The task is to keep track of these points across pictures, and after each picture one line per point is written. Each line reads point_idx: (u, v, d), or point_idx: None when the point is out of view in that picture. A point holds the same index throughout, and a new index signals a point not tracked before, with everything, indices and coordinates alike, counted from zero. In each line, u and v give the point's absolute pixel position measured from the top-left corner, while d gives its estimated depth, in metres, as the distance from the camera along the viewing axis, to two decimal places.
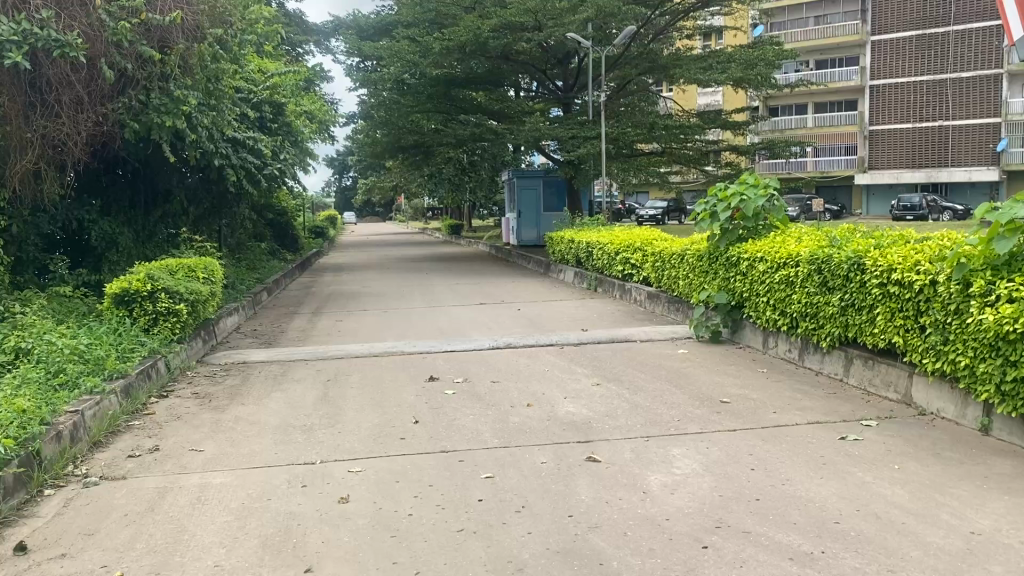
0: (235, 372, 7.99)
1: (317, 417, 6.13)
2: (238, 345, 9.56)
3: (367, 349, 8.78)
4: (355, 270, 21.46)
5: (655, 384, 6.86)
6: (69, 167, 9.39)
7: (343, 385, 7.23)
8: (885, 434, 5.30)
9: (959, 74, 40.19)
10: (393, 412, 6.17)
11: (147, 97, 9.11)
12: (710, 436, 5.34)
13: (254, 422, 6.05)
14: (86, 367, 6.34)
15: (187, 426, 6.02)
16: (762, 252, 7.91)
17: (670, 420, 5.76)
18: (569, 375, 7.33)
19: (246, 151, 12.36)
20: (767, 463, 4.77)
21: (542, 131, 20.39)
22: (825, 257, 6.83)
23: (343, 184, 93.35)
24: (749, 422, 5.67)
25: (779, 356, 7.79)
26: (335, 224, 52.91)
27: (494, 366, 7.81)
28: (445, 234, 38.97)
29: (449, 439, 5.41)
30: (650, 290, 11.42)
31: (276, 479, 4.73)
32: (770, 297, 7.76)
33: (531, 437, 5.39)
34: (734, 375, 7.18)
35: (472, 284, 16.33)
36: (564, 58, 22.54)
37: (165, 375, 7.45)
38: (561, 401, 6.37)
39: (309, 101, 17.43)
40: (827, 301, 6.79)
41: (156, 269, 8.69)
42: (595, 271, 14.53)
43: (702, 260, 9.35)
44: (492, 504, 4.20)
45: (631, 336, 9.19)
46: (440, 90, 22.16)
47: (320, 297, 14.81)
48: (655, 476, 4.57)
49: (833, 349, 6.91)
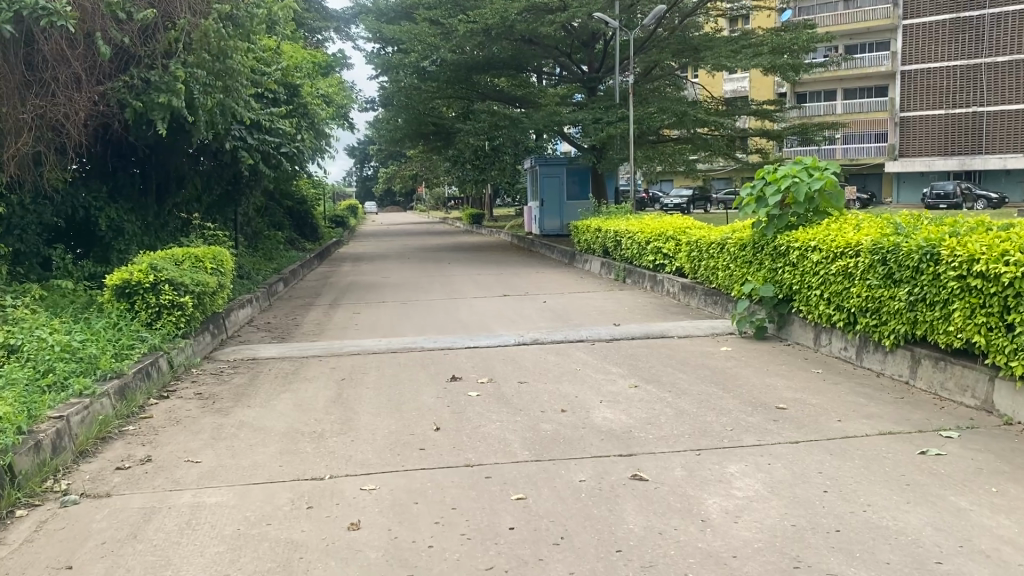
0: (244, 369, 7.45)
1: (327, 422, 5.56)
2: (249, 339, 9.01)
3: (384, 346, 8.21)
4: (374, 260, 20.89)
5: (699, 386, 6.24)
6: (70, 150, 8.88)
7: (358, 385, 6.67)
8: (971, 448, 4.63)
9: (994, 58, 38.74)
10: (412, 417, 5.59)
11: (147, 75, 8.67)
12: (771, 449, 4.73)
13: (259, 429, 5.49)
14: (77, 366, 5.80)
15: (185, 433, 5.47)
16: (816, 241, 7.24)
17: (722, 429, 5.14)
18: (603, 375, 6.72)
19: (260, 133, 11.79)
20: (842, 484, 4.14)
21: (562, 117, 19.87)
22: (892, 246, 6.16)
23: (364, 173, 92.90)
24: (811, 433, 5.03)
25: (833, 354, 7.15)
26: (356, 214, 52.35)
27: (521, 364, 7.20)
28: (466, 223, 38.32)
29: (474, 450, 4.81)
30: (684, 281, 10.79)
31: (278, 498, 4.15)
32: (824, 290, 7.10)
33: (567, 449, 4.79)
34: (787, 376, 6.54)
35: (494, 275, 15.70)
36: (589, 42, 21.82)
37: (167, 373, 6.94)
38: (597, 406, 5.75)
39: (329, 84, 16.82)
40: (893, 295, 6.13)
41: (160, 259, 8.13)
42: (623, 260, 13.90)
43: (745, 249, 8.70)
44: (525, 534, 3.60)
45: (667, 330, 8.56)
46: (461, 76, 21.51)
47: (338, 288, 14.26)
48: (714, 500, 3.96)
49: (898, 347, 6.25)
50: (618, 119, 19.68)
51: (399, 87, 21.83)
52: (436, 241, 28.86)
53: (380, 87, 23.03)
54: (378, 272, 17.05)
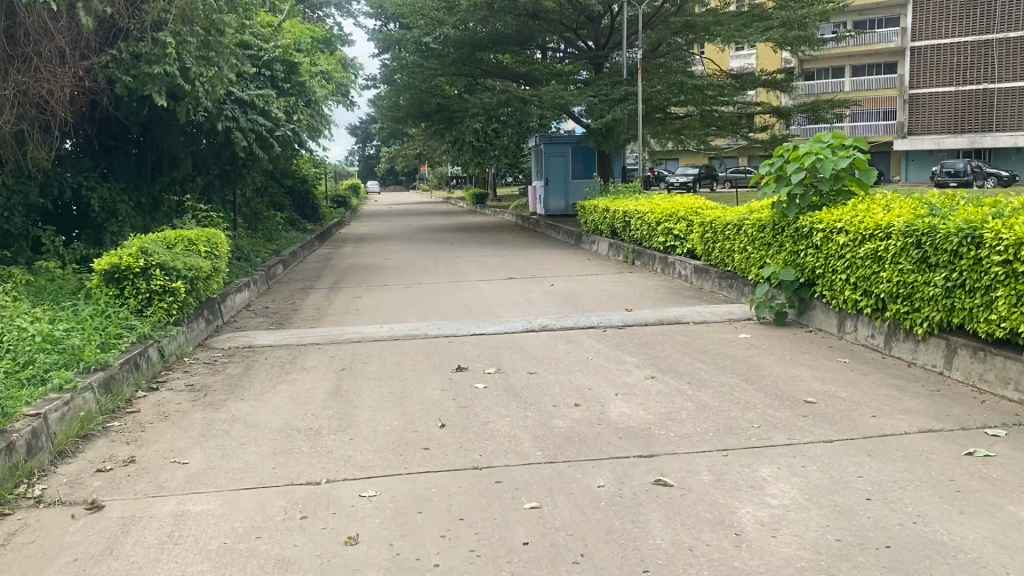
0: (239, 358, 7.09)
1: (325, 418, 5.21)
2: (246, 325, 8.65)
3: (387, 332, 7.85)
4: (376, 241, 20.53)
5: (720, 378, 5.88)
6: (54, 128, 8.48)
7: (358, 375, 6.32)
8: (1022, 448, 4.26)
9: (1006, 35, 38.13)
10: (416, 412, 5.24)
11: (135, 48, 8.26)
12: (804, 450, 4.37)
13: (253, 425, 5.14)
14: (60, 358, 5.45)
15: (174, 429, 5.13)
16: (843, 222, 6.84)
17: (748, 426, 4.78)
18: (617, 365, 6.35)
19: (256, 113, 11.35)
20: (886, 491, 3.78)
21: (568, 97, 19.25)
22: (927, 229, 5.78)
23: (367, 152, 92.45)
24: (845, 431, 4.66)
25: (859, 342, 6.78)
26: (359, 194, 52.02)
27: (529, 353, 6.84)
28: (469, 203, 37.84)
29: (482, 451, 4.46)
30: (696, 264, 10.42)
31: (270, 507, 3.81)
32: (850, 275, 6.73)
33: (583, 449, 4.44)
34: (813, 366, 6.17)
35: (498, 257, 15.32)
36: (595, 17, 21.13)
37: (157, 363, 6.60)
38: (613, 400, 5.39)
39: (329, 62, 16.22)
40: (927, 281, 5.75)
41: (151, 242, 7.78)
42: (633, 242, 13.50)
43: (764, 231, 8.30)
44: (541, 551, 3.26)
45: (681, 316, 8.19)
46: (465, 53, 21.14)
47: (340, 270, 13.89)
48: (748, 509, 3.61)
49: (931, 336, 5.88)
50: (625, 96, 19.28)
51: (402, 66, 21.40)
52: (439, 221, 28.45)
53: (383, 64, 22.51)
54: (381, 254, 16.68)
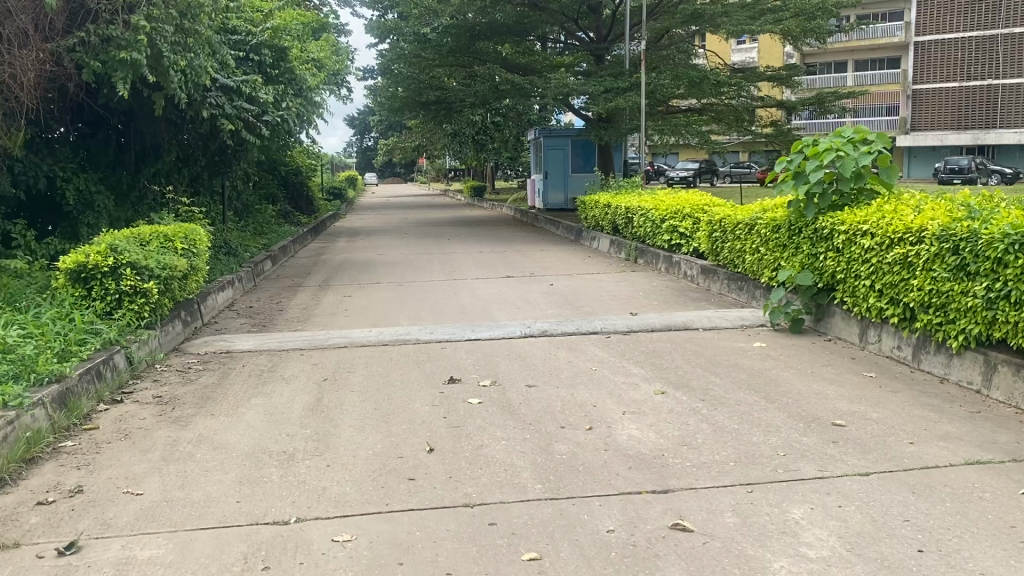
0: (214, 366, 6.55)
1: (301, 439, 4.69)
2: (226, 327, 8.12)
3: (375, 337, 7.32)
4: (370, 234, 19.99)
5: (736, 394, 5.38)
6: (20, 116, 8.01)
7: (341, 387, 5.78)
8: None
9: (1011, 30, 37.88)
10: (402, 433, 4.71)
11: (104, 31, 7.86)
12: (839, 485, 3.87)
13: (220, 446, 4.63)
14: (8, 369, 4.92)
15: (132, 450, 4.61)
16: (870, 224, 6.33)
17: (773, 455, 4.28)
18: (623, 378, 5.83)
19: (242, 99, 10.76)
20: (938, 540, 3.28)
21: (571, 87, 18.60)
22: (967, 234, 5.25)
23: (365, 143, 91.71)
24: (882, 462, 4.15)
25: (883, 353, 6.29)
26: (356, 186, 51.28)
27: (527, 363, 6.32)
28: (467, 196, 37.21)
29: (475, 483, 3.95)
30: (704, 264, 9.92)
31: (229, 553, 3.29)
32: (876, 280, 6.23)
33: (589, 483, 3.93)
34: (837, 381, 5.66)
35: (496, 253, 14.77)
36: (596, 7, 20.41)
37: (124, 371, 6.07)
38: (620, 420, 4.87)
39: (322, 47, 15.61)
40: (964, 290, 5.24)
41: (123, 239, 7.24)
42: (634, 239, 13.01)
43: (779, 231, 7.79)
44: None
45: (690, 321, 7.68)
46: (463, 43, 20.47)
47: (330, 266, 13.35)
48: (781, 563, 3.11)
49: (966, 350, 5.38)
50: (628, 86, 18.55)
51: (400, 56, 21.05)
52: (436, 215, 27.80)
53: (379, 54, 21.93)
54: (374, 249, 16.13)
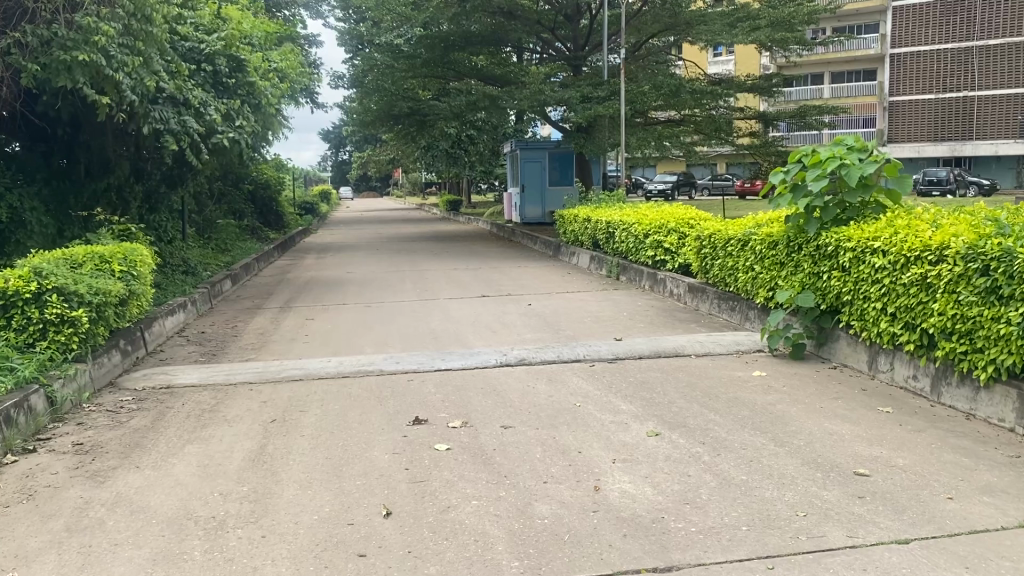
0: (151, 404, 5.82)
1: (236, 500, 3.98)
2: (172, 357, 7.37)
3: (335, 368, 6.60)
4: (341, 251, 19.22)
5: (743, 436, 4.72)
6: None
7: (291, 430, 5.07)
8: None
9: (986, 41, 37.64)
10: (357, 491, 4.01)
11: (42, 31, 7.31)
12: (878, 557, 3.22)
13: (139, 510, 3.90)
14: None
15: (33, 516, 3.87)
16: (883, 241, 5.73)
17: (793, 516, 3.63)
18: (611, 417, 5.16)
19: (190, 112, 9.92)
20: None
21: (548, 95, 18.00)
22: (999, 252, 4.66)
23: (341, 157, 91.09)
24: (922, 524, 3.51)
25: (896, 383, 5.68)
26: (329, 199, 50.58)
27: (503, 398, 5.63)
28: (444, 210, 36.51)
29: (439, 560, 3.26)
30: (691, 282, 9.31)
31: None
32: (888, 303, 5.62)
33: (575, 559, 3.24)
34: (853, 418, 5.03)
35: (471, 269, 14.11)
36: (573, 16, 19.90)
37: (43, 413, 5.32)
38: (611, 472, 4.20)
39: (289, 55, 14.93)
40: (995, 317, 4.65)
41: (51, 261, 6.50)
42: (616, 254, 12.40)
43: (776, 248, 7.17)
44: None
45: (681, 347, 7.02)
46: (437, 54, 19.81)
47: (294, 285, 12.64)
48: None
49: (996, 382, 4.78)
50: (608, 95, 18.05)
51: (370, 67, 20.40)
52: (410, 229, 27.11)
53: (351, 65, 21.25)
54: (344, 266, 15.43)
